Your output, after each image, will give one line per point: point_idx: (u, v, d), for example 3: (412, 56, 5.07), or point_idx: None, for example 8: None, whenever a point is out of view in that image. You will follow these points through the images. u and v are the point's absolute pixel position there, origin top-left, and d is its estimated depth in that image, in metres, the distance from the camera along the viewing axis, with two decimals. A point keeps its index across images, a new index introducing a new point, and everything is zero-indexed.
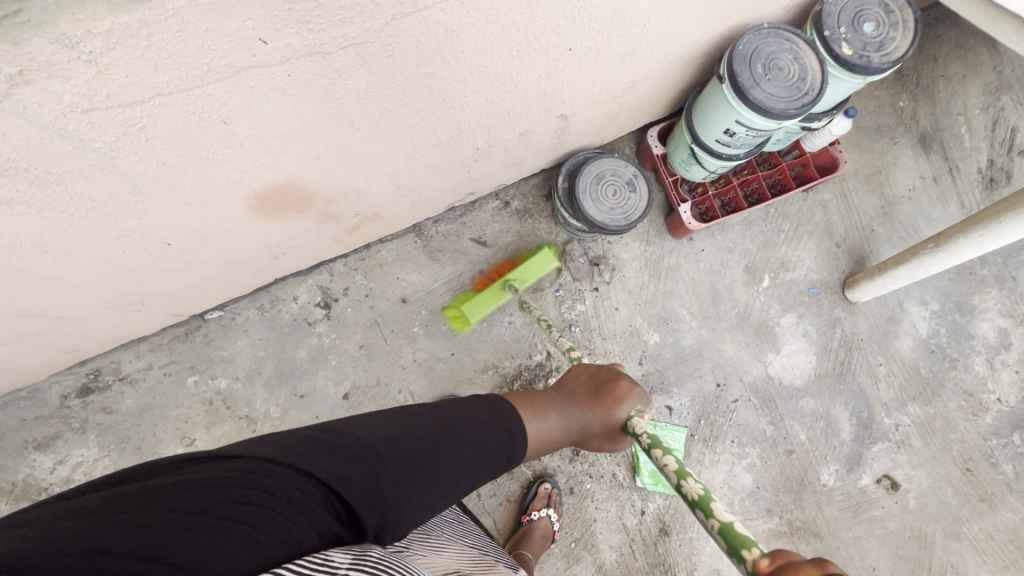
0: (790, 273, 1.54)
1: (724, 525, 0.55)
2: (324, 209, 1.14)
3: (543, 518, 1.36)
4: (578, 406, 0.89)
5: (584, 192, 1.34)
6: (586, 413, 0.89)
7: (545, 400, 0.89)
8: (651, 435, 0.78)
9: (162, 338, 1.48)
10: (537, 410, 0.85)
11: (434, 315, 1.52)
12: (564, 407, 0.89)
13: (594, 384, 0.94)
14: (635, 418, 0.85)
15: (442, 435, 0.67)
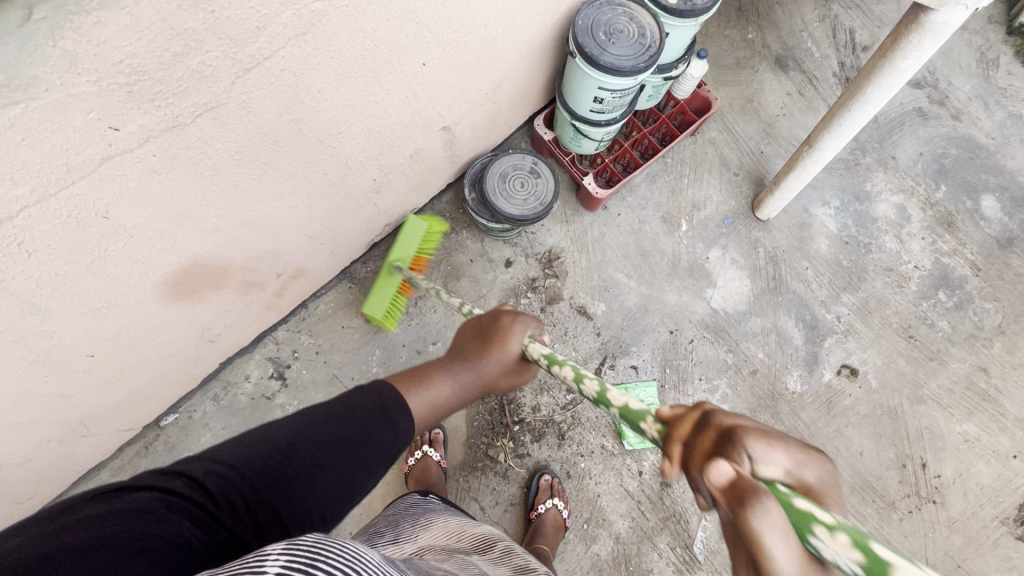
0: (703, 211, 1.64)
1: (625, 408, 0.64)
2: (243, 278, 1.15)
3: (550, 509, 1.38)
4: (470, 355, 0.82)
5: (495, 194, 1.39)
6: (477, 364, 0.82)
7: (428, 365, 0.82)
8: (547, 356, 0.78)
9: (121, 459, 1.43)
10: (421, 381, 0.78)
11: (388, 350, 1.53)
12: (449, 368, 0.82)
13: (477, 333, 0.85)
14: (531, 346, 0.82)
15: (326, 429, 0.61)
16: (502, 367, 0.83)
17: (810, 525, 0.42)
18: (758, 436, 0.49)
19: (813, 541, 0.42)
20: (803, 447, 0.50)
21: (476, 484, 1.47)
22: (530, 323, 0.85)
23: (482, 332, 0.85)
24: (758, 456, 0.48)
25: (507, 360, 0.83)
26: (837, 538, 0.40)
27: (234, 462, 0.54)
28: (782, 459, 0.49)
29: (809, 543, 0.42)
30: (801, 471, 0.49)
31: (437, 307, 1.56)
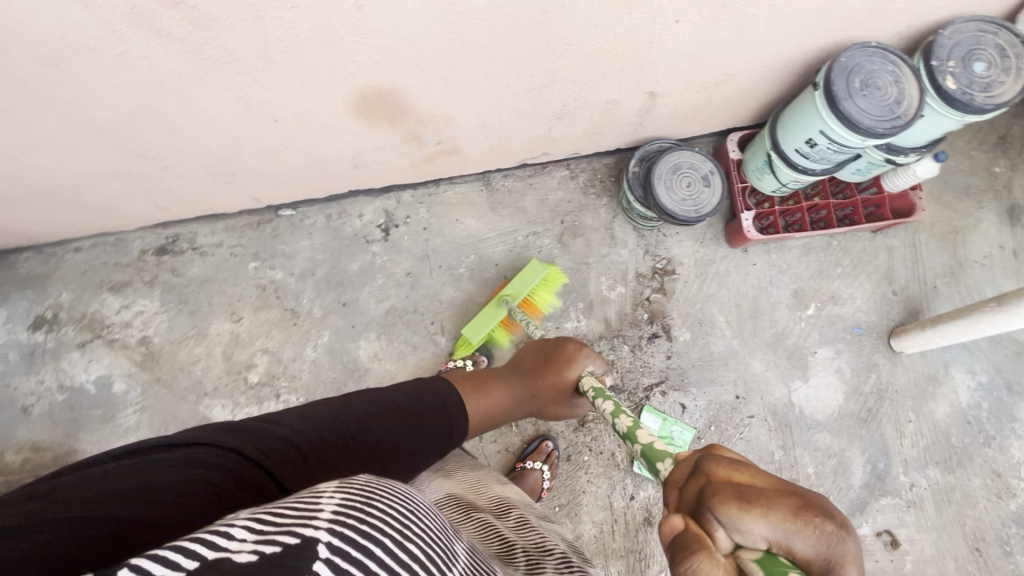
0: (838, 308, 1.53)
1: (647, 446, 0.74)
2: (412, 128, 1.23)
3: (534, 471, 1.40)
4: (527, 378, 1.05)
5: (659, 179, 1.36)
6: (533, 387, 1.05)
7: (497, 380, 1.05)
8: (595, 389, 0.95)
9: (237, 221, 1.63)
10: (484, 389, 1.03)
11: (482, 261, 1.60)
12: (513, 388, 1.05)
13: (540, 358, 1.07)
14: (586, 378, 1.00)
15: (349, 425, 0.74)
16: (555, 389, 1.03)
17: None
18: (734, 498, 0.46)
19: None
20: (804, 517, 0.44)
21: None
22: (592, 361, 1.04)
23: (537, 356, 1.08)
24: (741, 525, 0.46)
25: (565, 385, 1.02)
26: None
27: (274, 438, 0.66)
28: (775, 533, 0.45)
29: None
30: (808, 543, 0.44)
31: (543, 250, 1.59)
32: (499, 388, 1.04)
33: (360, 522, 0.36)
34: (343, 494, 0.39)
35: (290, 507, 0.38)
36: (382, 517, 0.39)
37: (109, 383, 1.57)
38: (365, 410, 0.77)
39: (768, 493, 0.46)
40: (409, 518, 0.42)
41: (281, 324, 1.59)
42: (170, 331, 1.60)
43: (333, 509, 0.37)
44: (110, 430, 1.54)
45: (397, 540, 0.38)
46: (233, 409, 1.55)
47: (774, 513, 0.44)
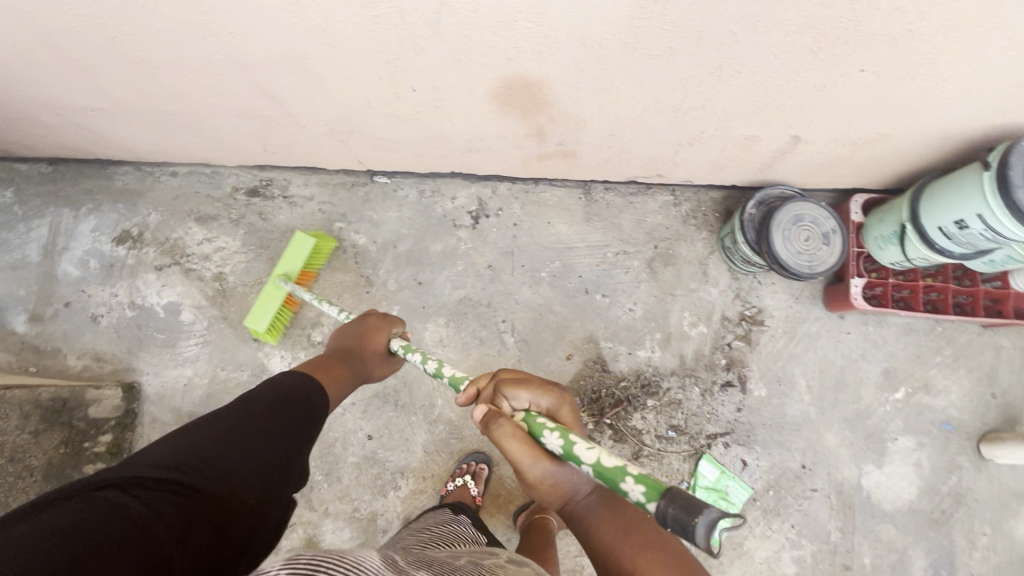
0: (929, 398, 1.44)
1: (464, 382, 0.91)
2: (541, 124, 1.20)
3: None
4: (366, 357, 1.10)
5: (778, 226, 1.29)
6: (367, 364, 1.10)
7: (342, 368, 1.03)
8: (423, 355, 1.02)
9: (332, 179, 1.63)
10: (335, 375, 1.00)
11: (565, 269, 1.55)
12: (357, 370, 1.06)
13: (362, 330, 1.13)
14: (396, 341, 1.13)
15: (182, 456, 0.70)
16: (368, 347, 1.11)
17: (540, 432, 0.72)
18: (512, 381, 0.80)
19: (541, 439, 0.71)
20: (546, 383, 0.80)
21: None
22: (395, 323, 1.17)
23: (351, 331, 1.14)
24: (516, 394, 0.79)
25: (381, 347, 1.13)
26: (552, 438, 0.70)
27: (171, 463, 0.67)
28: (530, 398, 0.78)
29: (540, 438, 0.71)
30: (546, 401, 0.78)
31: (629, 271, 1.54)
32: (341, 369, 1.03)
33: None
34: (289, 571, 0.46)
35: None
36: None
37: (177, 310, 1.58)
38: (228, 419, 0.76)
39: (533, 375, 0.82)
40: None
41: (354, 289, 1.58)
42: (245, 273, 1.60)
43: None
44: (169, 357, 1.56)
45: None
46: (291, 362, 1.54)
47: (534, 381, 0.80)
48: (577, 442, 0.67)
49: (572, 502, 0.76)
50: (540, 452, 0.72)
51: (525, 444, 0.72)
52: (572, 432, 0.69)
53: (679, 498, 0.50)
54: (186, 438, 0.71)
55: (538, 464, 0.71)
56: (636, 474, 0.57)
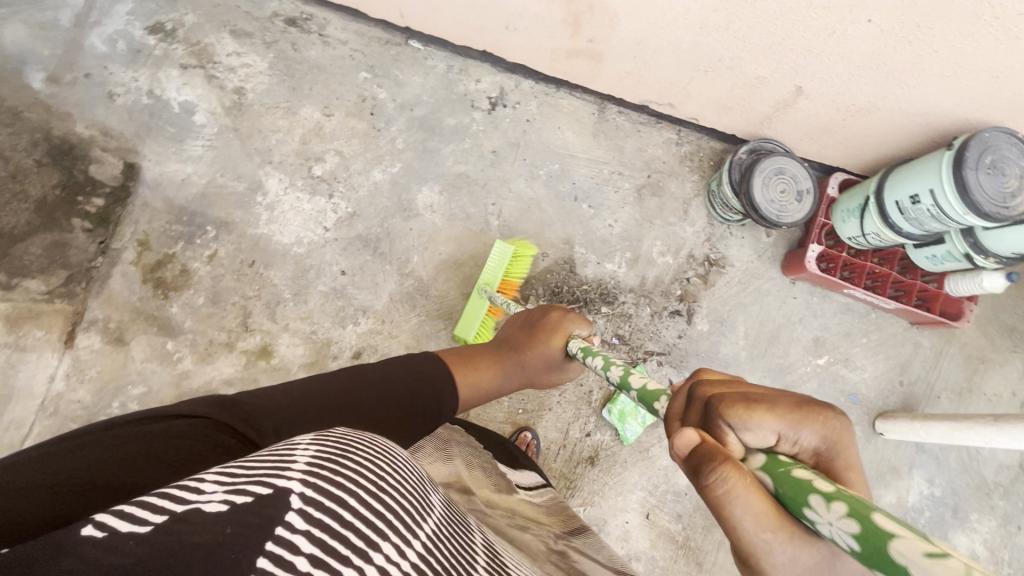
0: (845, 371, 1.59)
1: (643, 388, 0.88)
2: (579, 12, 1.28)
3: None
4: (521, 355, 1.20)
5: (760, 172, 1.40)
6: (523, 364, 1.20)
7: (491, 358, 1.19)
8: (584, 348, 1.12)
9: (369, 31, 1.68)
10: (470, 365, 1.14)
11: (562, 173, 1.65)
12: (512, 369, 1.19)
13: (525, 330, 1.24)
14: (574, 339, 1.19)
15: (358, 381, 0.89)
16: (544, 358, 1.20)
17: (804, 503, 0.49)
18: (743, 406, 0.57)
19: (805, 512, 0.49)
20: (802, 416, 0.55)
21: None
22: (574, 323, 1.24)
23: (530, 326, 1.25)
24: (750, 424, 0.56)
25: (549, 352, 1.20)
26: (830, 513, 0.47)
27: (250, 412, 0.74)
28: (814, 433, 0.55)
29: (801, 512, 0.49)
30: (807, 436, 0.56)
31: (619, 192, 1.64)
32: (492, 363, 1.18)
33: (332, 475, 0.47)
34: (317, 451, 0.49)
35: (268, 462, 0.48)
36: (355, 470, 0.49)
37: (192, 111, 1.64)
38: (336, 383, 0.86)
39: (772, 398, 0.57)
40: (384, 471, 0.52)
41: (362, 138, 1.65)
42: (265, 95, 1.66)
43: (305, 464, 0.47)
44: (173, 151, 1.62)
45: (371, 490, 0.48)
46: (287, 187, 1.62)
47: (778, 411, 0.56)
48: (812, 487, 0.50)
49: None
50: (798, 534, 0.51)
51: (763, 507, 0.52)
52: (872, 513, 0.44)
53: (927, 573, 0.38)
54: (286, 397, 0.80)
55: (785, 546, 0.51)
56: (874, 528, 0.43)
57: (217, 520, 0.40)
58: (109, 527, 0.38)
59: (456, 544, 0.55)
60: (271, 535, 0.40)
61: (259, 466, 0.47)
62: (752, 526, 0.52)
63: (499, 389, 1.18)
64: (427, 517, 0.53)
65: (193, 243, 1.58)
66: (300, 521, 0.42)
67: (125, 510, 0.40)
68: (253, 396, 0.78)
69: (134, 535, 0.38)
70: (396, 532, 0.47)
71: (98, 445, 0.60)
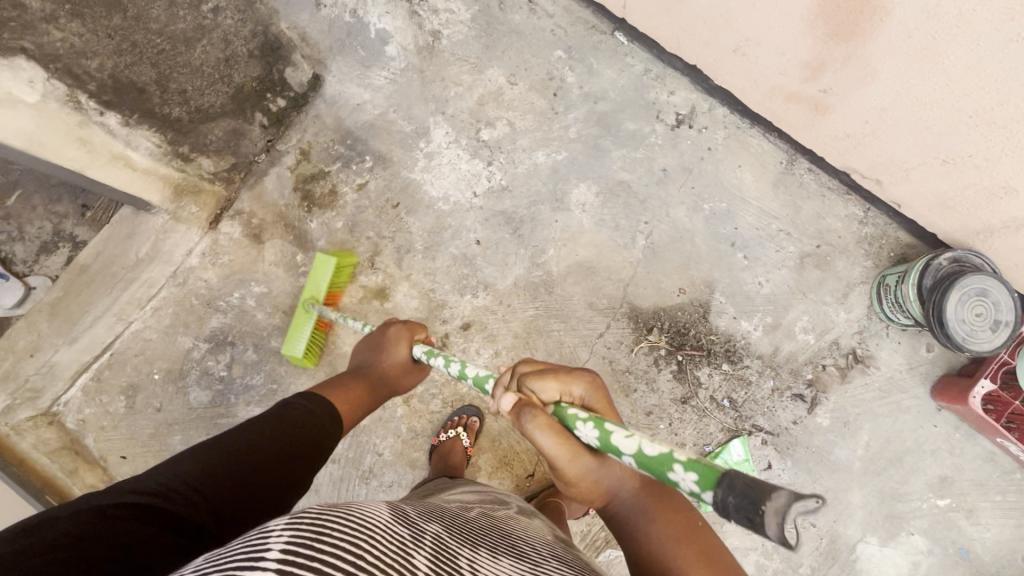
0: (965, 523, 1.43)
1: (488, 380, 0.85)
2: (828, 62, 1.17)
3: None
4: (375, 360, 1.06)
5: (961, 287, 1.25)
6: (383, 369, 1.05)
7: (359, 378, 1.02)
8: (443, 356, 1.01)
9: (579, 11, 1.62)
10: (342, 390, 0.96)
11: (726, 214, 1.54)
12: (380, 380, 1.04)
13: (375, 341, 1.09)
14: (417, 346, 1.09)
15: (279, 426, 0.80)
16: (398, 366, 1.06)
17: (572, 423, 0.69)
18: (535, 372, 0.76)
19: (574, 428, 0.69)
20: (573, 373, 0.76)
21: (620, 323, 1.52)
22: (416, 329, 1.11)
23: (371, 345, 1.10)
24: (538, 387, 0.74)
25: (401, 360, 1.07)
26: (586, 427, 0.67)
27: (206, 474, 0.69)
28: (557, 390, 0.74)
29: (571, 422, 0.70)
30: (577, 389, 0.75)
31: (781, 252, 1.52)
32: (362, 383, 1.01)
33: (308, 560, 0.44)
34: (292, 533, 0.46)
35: (241, 555, 0.45)
36: (334, 553, 0.45)
37: (385, 40, 1.64)
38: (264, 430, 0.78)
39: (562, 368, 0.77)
40: (363, 546, 0.48)
41: (538, 116, 1.60)
42: (458, 45, 1.63)
43: (278, 550, 0.44)
44: (357, 74, 1.63)
45: (348, 569, 0.44)
46: (451, 142, 1.60)
47: (568, 379, 0.75)
48: (616, 432, 0.63)
49: (611, 503, 0.75)
50: (577, 449, 0.70)
51: (556, 434, 0.69)
52: (605, 423, 0.66)
53: (737, 487, 0.44)
54: (239, 449, 0.74)
55: (578, 460, 0.70)
56: (683, 461, 0.53)
57: None
58: None
59: None
60: None
61: (234, 556, 0.45)
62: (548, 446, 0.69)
63: (374, 410, 1.01)
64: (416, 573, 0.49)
65: (348, 168, 1.60)
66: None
67: None
68: (198, 452, 0.72)
69: None
70: None
71: (77, 528, 0.58)
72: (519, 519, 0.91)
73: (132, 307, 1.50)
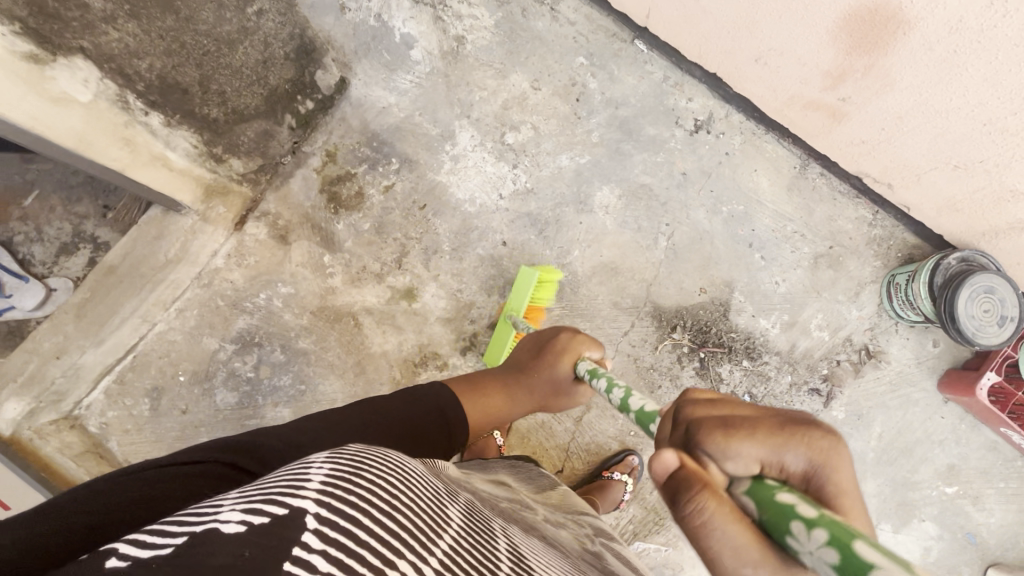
0: (970, 509, 1.52)
1: (641, 412, 0.85)
2: (849, 72, 1.24)
3: (620, 481, 1.44)
4: (522, 371, 1.14)
5: (970, 286, 1.33)
6: (524, 377, 1.13)
7: (493, 383, 1.14)
8: (593, 371, 1.02)
9: (601, 18, 1.65)
10: (478, 390, 1.12)
11: (744, 217, 1.60)
12: (514, 391, 1.12)
13: (535, 351, 1.16)
14: (585, 362, 1.09)
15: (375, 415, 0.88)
16: (549, 380, 1.11)
17: (786, 529, 0.43)
18: (720, 428, 0.52)
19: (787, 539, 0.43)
20: (791, 427, 0.50)
21: (643, 321, 1.58)
22: (590, 347, 1.13)
23: (536, 346, 1.17)
24: (730, 450, 0.51)
25: (559, 373, 1.11)
26: (813, 541, 0.41)
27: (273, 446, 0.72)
28: (767, 450, 0.50)
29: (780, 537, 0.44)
30: (796, 457, 0.49)
31: (796, 253, 1.59)
32: (499, 389, 1.12)
33: (346, 493, 0.44)
34: (331, 467, 0.48)
35: (281, 482, 0.47)
36: (369, 488, 0.47)
37: (410, 44, 1.64)
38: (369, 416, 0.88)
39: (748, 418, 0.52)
40: (396, 489, 0.50)
41: (562, 121, 1.64)
42: (481, 50, 1.65)
43: (318, 482, 0.45)
44: (382, 77, 1.64)
45: (385, 509, 0.46)
46: (476, 145, 1.63)
47: (758, 428, 0.51)
48: (798, 504, 0.44)
49: None
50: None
51: (750, 536, 0.46)
52: (850, 534, 0.40)
53: None
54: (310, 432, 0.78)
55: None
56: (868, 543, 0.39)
57: (237, 541, 0.38)
58: (131, 559, 0.37)
59: (480, 548, 0.52)
60: (287, 556, 0.37)
61: (277, 486, 0.46)
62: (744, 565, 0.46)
63: (508, 416, 1.14)
64: (443, 526, 0.51)
65: (375, 170, 1.61)
66: (316, 540, 0.39)
67: (144, 539, 0.40)
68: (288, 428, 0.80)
69: (157, 560, 0.36)
70: (411, 548, 0.44)
71: (135, 480, 0.61)
72: (550, 525, 0.83)
73: (157, 308, 1.49)
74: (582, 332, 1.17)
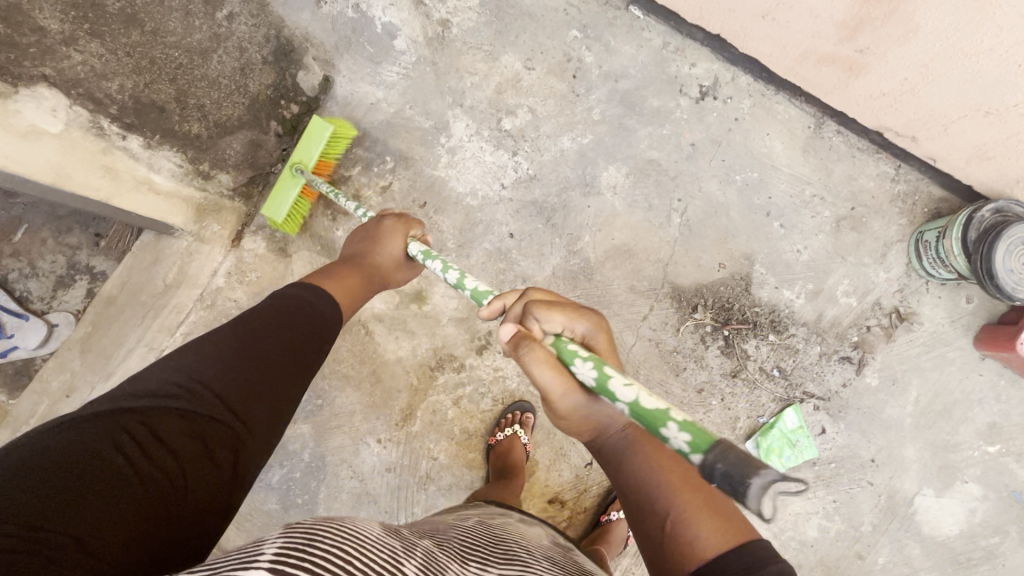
0: (1015, 466, 1.47)
1: (479, 290, 0.93)
2: (867, 21, 1.15)
3: (623, 522, 1.43)
4: (366, 249, 1.10)
5: (1007, 239, 1.26)
6: (366, 251, 1.09)
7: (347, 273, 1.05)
8: (444, 262, 1.01)
9: None
10: (335, 280, 1.01)
11: (759, 184, 1.52)
12: (361, 261, 1.07)
13: (368, 232, 1.13)
14: (413, 242, 1.10)
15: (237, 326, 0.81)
16: (390, 258, 1.09)
17: (571, 359, 0.69)
18: (543, 305, 0.76)
19: (573, 365, 0.68)
20: (579, 311, 0.77)
21: (662, 303, 1.52)
22: (412, 225, 1.13)
23: (365, 237, 1.12)
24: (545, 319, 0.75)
25: (396, 248, 1.10)
26: (586, 367, 0.67)
27: (178, 394, 0.69)
28: (563, 322, 0.75)
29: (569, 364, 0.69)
30: (582, 325, 0.76)
31: (816, 217, 1.51)
32: (349, 273, 1.05)
33: (300, 560, 0.43)
34: (286, 539, 0.46)
35: (232, 562, 0.45)
36: (326, 555, 0.45)
37: (393, 33, 1.55)
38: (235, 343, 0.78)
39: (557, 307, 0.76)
40: (354, 554, 0.47)
41: (560, 101, 1.56)
42: (468, 32, 1.57)
43: (274, 553, 0.44)
44: (368, 72, 1.56)
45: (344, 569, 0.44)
46: (472, 135, 1.56)
47: (566, 314, 0.76)
48: (615, 376, 0.63)
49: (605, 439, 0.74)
50: (570, 387, 0.69)
51: (555, 369, 0.69)
52: (605, 365, 0.66)
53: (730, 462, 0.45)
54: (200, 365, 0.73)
55: (572, 396, 0.70)
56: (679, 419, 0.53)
57: None
58: None
59: None
60: None
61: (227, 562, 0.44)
62: (548, 382, 0.69)
63: (364, 297, 1.06)
64: None
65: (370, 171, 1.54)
66: None
67: None
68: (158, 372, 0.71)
69: None
70: None
71: (56, 462, 0.57)
72: (522, 525, 0.90)
73: (162, 335, 1.44)
74: (406, 214, 1.16)
